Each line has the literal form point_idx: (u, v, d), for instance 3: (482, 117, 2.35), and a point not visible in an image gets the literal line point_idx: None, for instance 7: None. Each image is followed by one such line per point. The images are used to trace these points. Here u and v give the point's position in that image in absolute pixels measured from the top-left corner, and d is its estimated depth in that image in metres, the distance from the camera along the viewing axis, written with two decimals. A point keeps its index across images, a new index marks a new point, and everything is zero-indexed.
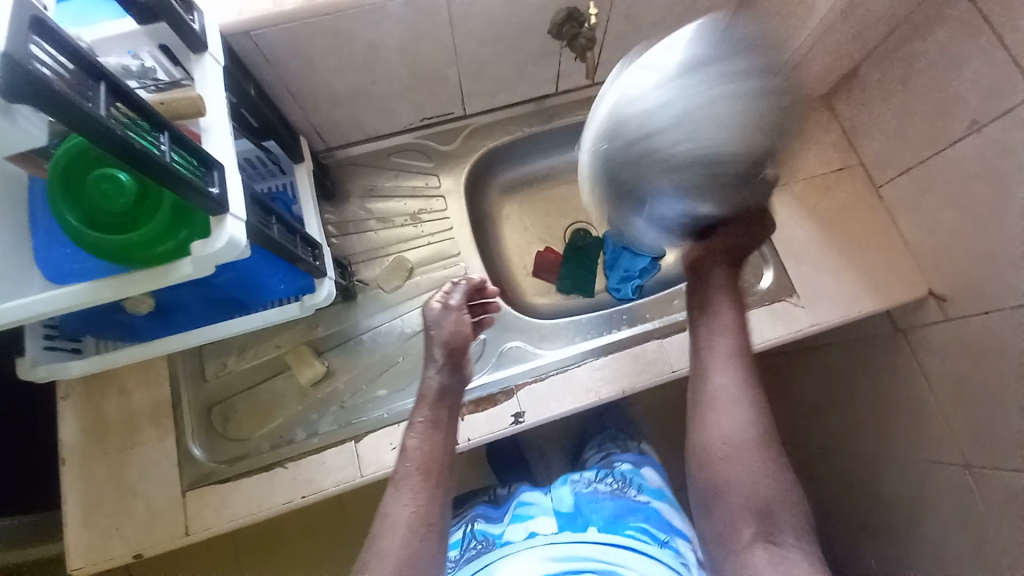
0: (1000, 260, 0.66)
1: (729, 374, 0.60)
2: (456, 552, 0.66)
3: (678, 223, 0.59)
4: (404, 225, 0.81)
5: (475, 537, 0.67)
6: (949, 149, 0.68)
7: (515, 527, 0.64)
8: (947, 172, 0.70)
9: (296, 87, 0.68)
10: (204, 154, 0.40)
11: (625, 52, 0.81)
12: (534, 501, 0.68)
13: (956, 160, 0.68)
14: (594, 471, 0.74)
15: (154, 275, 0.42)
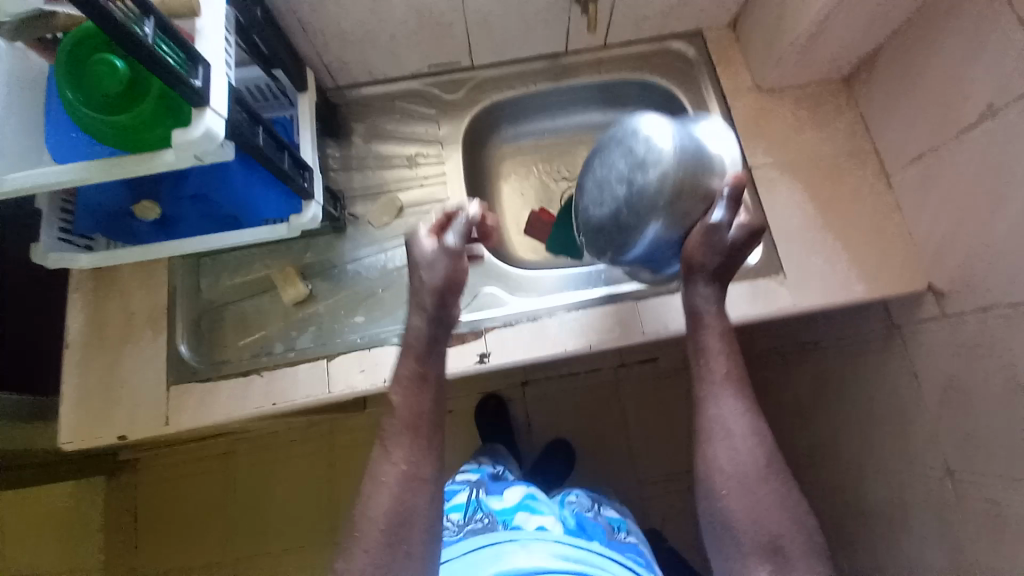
0: (1002, 256, 0.63)
1: (737, 398, 0.56)
2: (457, 518, 0.69)
3: (662, 252, 0.63)
4: (401, 166, 0.83)
5: (479, 512, 0.70)
6: (961, 137, 0.65)
7: (521, 513, 0.69)
8: (958, 161, 0.66)
9: (307, 19, 0.71)
10: (191, 49, 0.44)
11: (635, 14, 0.80)
12: (542, 501, 0.72)
13: (966, 148, 0.64)
14: (591, 500, 0.78)
15: (143, 160, 0.47)
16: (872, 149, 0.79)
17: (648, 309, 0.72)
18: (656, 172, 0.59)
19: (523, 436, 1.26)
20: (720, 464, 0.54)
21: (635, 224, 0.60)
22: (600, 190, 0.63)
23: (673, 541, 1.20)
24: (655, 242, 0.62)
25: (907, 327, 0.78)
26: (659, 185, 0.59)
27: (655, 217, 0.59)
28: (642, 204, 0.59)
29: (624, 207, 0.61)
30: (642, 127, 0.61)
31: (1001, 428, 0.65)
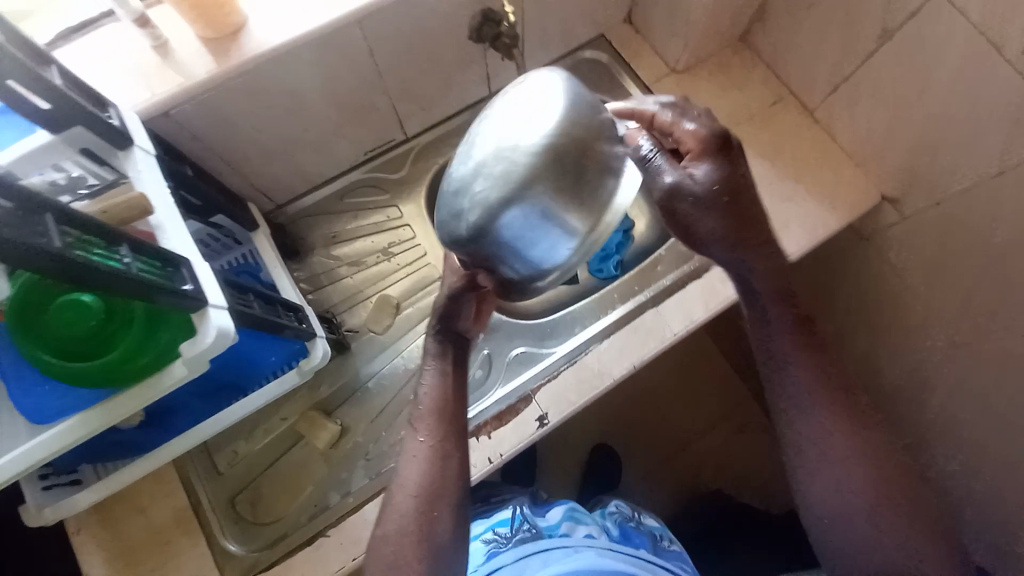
0: (938, 147, 0.68)
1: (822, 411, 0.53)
2: (505, 530, 0.65)
3: (543, 250, 0.43)
4: (378, 261, 0.81)
5: (523, 522, 0.66)
6: (867, 62, 0.70)
7: (567, 525, 0.65)
8: (869, 82, 0.72)
9: (231, 150, 0.65)
10: (167, 253, 0.39)
11: (541, 39, 0.81)
12: (584, 511, 0.69)
13: (874, 69, 0.70)
14: (630, 508, 0.75)
15: (143, 389, 0.41)
16: (790, 94, 0.85)
17: (671, 310, 0.73)
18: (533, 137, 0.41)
19: (561, 455, 1.22)
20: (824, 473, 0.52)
21: (513, 226, 0.42)
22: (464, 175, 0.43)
23: (741, 495, 1.20)
24: (537, 187, 0.41)
25: (876, 234, 0.83)
26: (528, 178, 0.41)
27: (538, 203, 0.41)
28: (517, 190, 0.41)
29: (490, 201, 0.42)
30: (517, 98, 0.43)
31: (991, 289, 0.69)
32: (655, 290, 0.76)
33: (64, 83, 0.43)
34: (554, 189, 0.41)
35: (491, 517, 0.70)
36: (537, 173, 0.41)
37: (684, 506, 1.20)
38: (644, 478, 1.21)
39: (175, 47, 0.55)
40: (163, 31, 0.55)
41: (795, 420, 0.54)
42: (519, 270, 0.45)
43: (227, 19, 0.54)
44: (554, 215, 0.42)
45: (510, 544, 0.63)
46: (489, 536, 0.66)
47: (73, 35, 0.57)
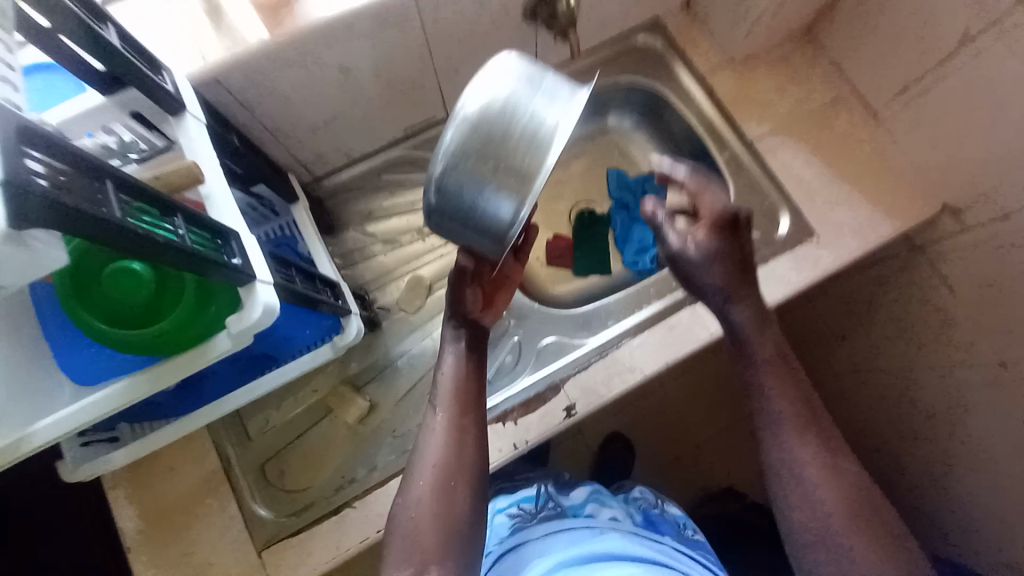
0: (1019, 160, 0.63)
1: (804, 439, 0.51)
2: (530, 507, 0.66)
3: (481, 227, 0.45)
4: (412, 241, 0.80)
5: (547, 501, 0.67)
6: (947, 60, 0.65)
7: (591, 507, 0.66)
8: (947, 83, 0.66)
9: (273, 121, 0.64)
10: (216, 224, 0.39)
11: (593, 19, 0.77)
12: (609, 495, 0.70)
13: (955, 69, 0.65)
14: (655, 495, 0.75)
15: (188, 360, 0.41)
16: (851, 90, 0.79)
17: (710, 309, 0.71)
18: (464, 120, 0.42)
19: (574, 443, 1.22)
20: (791, 477, 0.50)
21: (448, 203, 0.45)
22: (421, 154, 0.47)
23: (753, 497, 1.19)
24: (463, 165, 0.43)
25: (928, 247, 0.78)
26: (455, 162, 0.43)
27: (468, 185, 0.43)
28: (445, 172, 0.43)
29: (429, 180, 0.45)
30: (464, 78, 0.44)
31: None
32: None
33: (122, 44, 0.41)
34: (482, 170, 0.43)
35: (516, 494, 0.71)
36: (462, 157, 0.43)
37: (692, 503, 1.19)
38: (654, 470, 1.20)
39: (226, 10, 0.53)
40: None
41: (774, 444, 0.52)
42: (475, 244, 0.47)
43: None
44: (478, 187, 0.43)
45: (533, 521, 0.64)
46: (513, 511, 0.67)
47: None
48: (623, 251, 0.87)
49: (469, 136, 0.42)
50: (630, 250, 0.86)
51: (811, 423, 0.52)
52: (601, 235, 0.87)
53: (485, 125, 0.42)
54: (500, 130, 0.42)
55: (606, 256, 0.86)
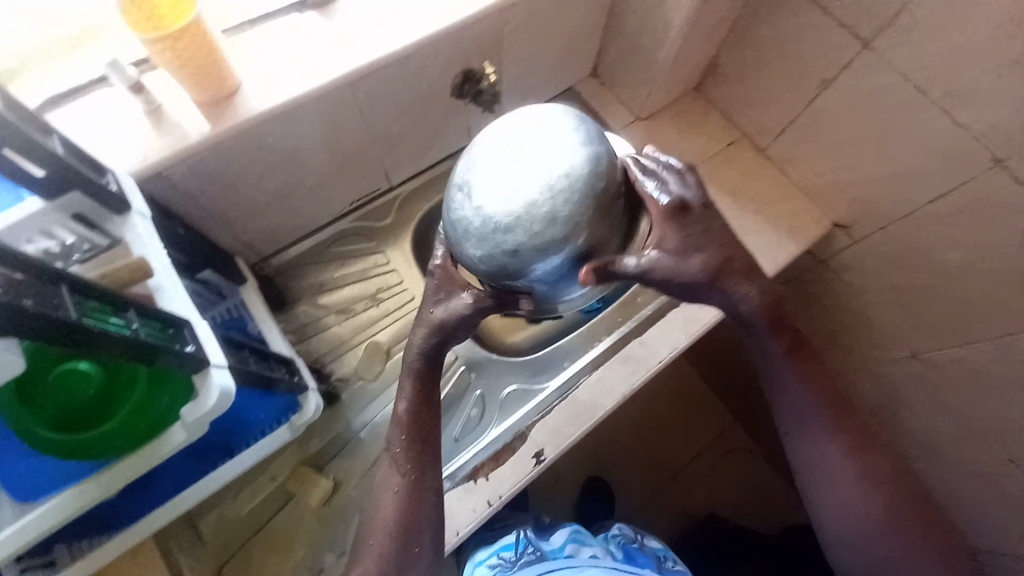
0: (884, 180, 0.75)
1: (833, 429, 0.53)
2: (510, 554, 0.65)
3: (552, 279, 0.49)
4: (367, 308, 0.81)
5: (528, 545, 0.67)
6: (811, 107, 0.78)
7: (572, 546, 0.66)
8: (814, 125, 0.80)
9: (221, 206, 0.65)
10: (171, 315, 0.39)
11: (516, 93, 0.86)
12: (587, 532, 0.69)
13: (818, 114, 0.78)
14: (633, 530, 0.75)
15: (144, 455, 0.40)
16: (742, 135, 0.93)
17: (655, 339, 0.77)
18: (569, 180, 0.45)
19: (553, 491, 1.20)
20: (821, 471, 0.54)
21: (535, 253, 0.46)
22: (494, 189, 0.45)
23: (733, 515, 1.21)
24: (560, 221, 0.45)
25: (831, 258, 0.90)
26: (552, 217, 0.45)
27: (563, 241, 0.46)
28: (541, 223, 0.45)
29: (517, 226, 0.45)
30: (561, 136, 0.46)
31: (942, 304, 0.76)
32: (637, 321, 0.79)
33: (66, 152, 0.43)
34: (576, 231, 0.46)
35: (495, 542, 0.70)
36: (562, 211, 0.45)
37: (676, 533, 1.19)
38: (637, 506, 1.20)
39: (168, 110, 0.56)
40: (156, 94, 0.57)
41: (809, 438, 0.54)
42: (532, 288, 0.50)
43: (225, 84, 0.56)
44: (545, 250, 0.46)
45: (516, 567, 0.63)
46: (494, 560, 0.66)
47: (63, 100, 0.56)
48: None
49: (573, 193, 0.45)
50: None
51: (842, 412, 0.54)
52: None
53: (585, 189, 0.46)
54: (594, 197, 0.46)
55: None
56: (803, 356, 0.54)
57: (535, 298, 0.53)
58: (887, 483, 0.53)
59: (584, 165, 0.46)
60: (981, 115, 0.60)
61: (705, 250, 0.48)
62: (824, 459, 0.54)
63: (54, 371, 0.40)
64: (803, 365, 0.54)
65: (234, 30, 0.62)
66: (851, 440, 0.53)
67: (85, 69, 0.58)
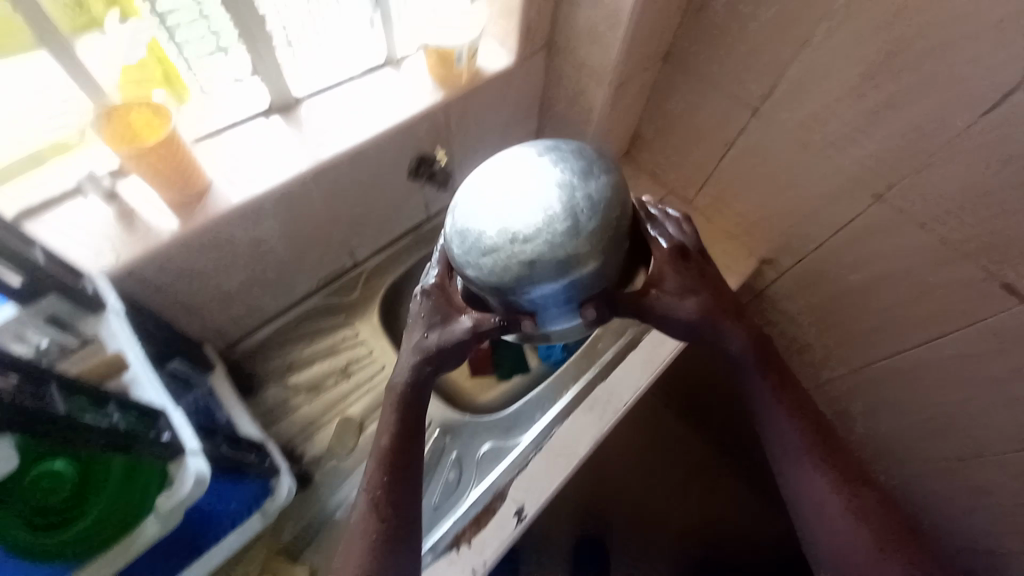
0: (795, 217, 0.87)
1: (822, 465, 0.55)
2: None
3: (565, 304, 0.47)
4: (337, 383, 0.83)
5: None
6: (723, 164, 0.91)
7: None
8: (729, 178, 0.92)
9: (190, 295, 0.67)
10: (148, 406, 0.43)
11: (468, 170, 0.96)
12: None
13: (730, 168, 0.91)
14: None
15: (121, 548, 0.43)
16: (671, 191, 1.05)
17: (620, 381, 0.81)
18: (589, 202, 0.45)
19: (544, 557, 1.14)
20: (805, 497, 0.55)
21: (552, 271, 0.44)
22: (514, 207, 0.45)
23: (725, 556, 1.20)
24: (580, 240, 0.44)
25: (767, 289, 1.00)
26: (572, 236, 0.44)
27: (580, 261, 0.44)
28: (561, 241, 0.43)
29: (536, 241, 0.43)
30: (583, 164, 0.47)
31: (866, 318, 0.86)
32: (599, 366, 0.84)
33: (47, 260, 0.45)
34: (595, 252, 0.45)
35: None
36: (581, 230, 0.44)
37: None
38: (630, 560, 1.17)
39: (140, 213, 0.61)
40: (131, 201, 0.61)
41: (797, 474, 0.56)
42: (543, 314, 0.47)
43: (195, 186, 0.61)
44: (559, 265, 0.44)
45: None
46: None
47: (40, 210, 0.59)
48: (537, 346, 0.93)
49: (592, 214, 0.44)
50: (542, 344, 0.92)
51: (828, 447, 0.56)
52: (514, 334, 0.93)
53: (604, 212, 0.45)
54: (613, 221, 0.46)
55: (522, 356, 0.93)
56: (784, 387, 0.57)
57: (538, 326, 0.49)
58: (876, 518, 0.54)
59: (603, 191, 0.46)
60: (853, 158, 0.73)
61: (700, 293, 0.54)
62: (813, 496, 0.55)
63: (26, 474, 0.37)
64: (787, 400, 0.57)
65: (202, 135, 0.68)
66: (839, 474, 0.55)
67: (58, 178, 0.60)
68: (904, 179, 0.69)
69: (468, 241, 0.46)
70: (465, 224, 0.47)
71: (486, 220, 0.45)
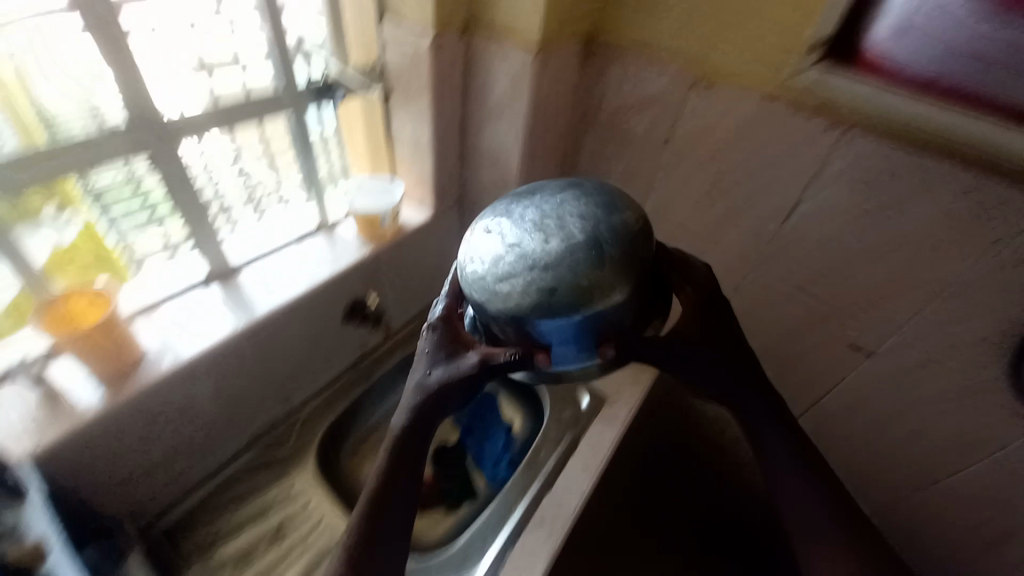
0: None
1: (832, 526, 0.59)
2: None
3: (582, 334, 0.49)
4: (268, 547, 0.77)
5: None
6: None
7: None
8: None
9: (113, 470, 0.66)
10: None
11: (402, 305, 1.06)
12: None
13: None
14: None
15: None
16: None
17: (565, 488, 0.83)
18: (610, 235, 0.50)
19: None
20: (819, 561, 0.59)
21: (571, 296, 0.47)
22: (538, 238, 0.49)
23: None
24: (601, 270, 0.48)
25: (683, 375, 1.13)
26: (593, 266, 0.48)
27: (600, 291, 0.47)
28: (583, 270, 0.47)
29: (557, 269, 0.47)
30: (607, 203, 0.52)
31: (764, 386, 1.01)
32: (544, 476, 0.88)
33: None
34: (615, 281, 0.48)
35: None
36: (603, 263, 0.48)
37: None
38: None
39: (64, 392, 0.63)
40: (59, 382, 0.63)
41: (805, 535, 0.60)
42: (558, 344, 0.49)
43: (130, 357, 0.66)
44: (581, 296, 0.47)
45: None
46: None
47: None
48: (484, 468, 0.97)
49: (613, 248, 0.49)
50: (488, 465, 0.97)
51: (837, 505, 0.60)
52: (459, 460, 0.98)
53: (625, 245, 0.49)
54: (635, 255, 0.50)
55: (469, 480, 0.95)
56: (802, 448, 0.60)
57: (552, 361, 0.50)
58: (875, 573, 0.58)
59: (624, 228, 0.50)
60: (710, 262, 0.94)
61: (715, 336, 0.59)
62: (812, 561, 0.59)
63: None
64: (801, 463, 0.60)
65: (138, 310, 0.73)
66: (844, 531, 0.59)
67: None
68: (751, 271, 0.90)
69: (492, 266, 0.50)
70: (490, 250, 0.51)
71: (512, 246, 0.50)
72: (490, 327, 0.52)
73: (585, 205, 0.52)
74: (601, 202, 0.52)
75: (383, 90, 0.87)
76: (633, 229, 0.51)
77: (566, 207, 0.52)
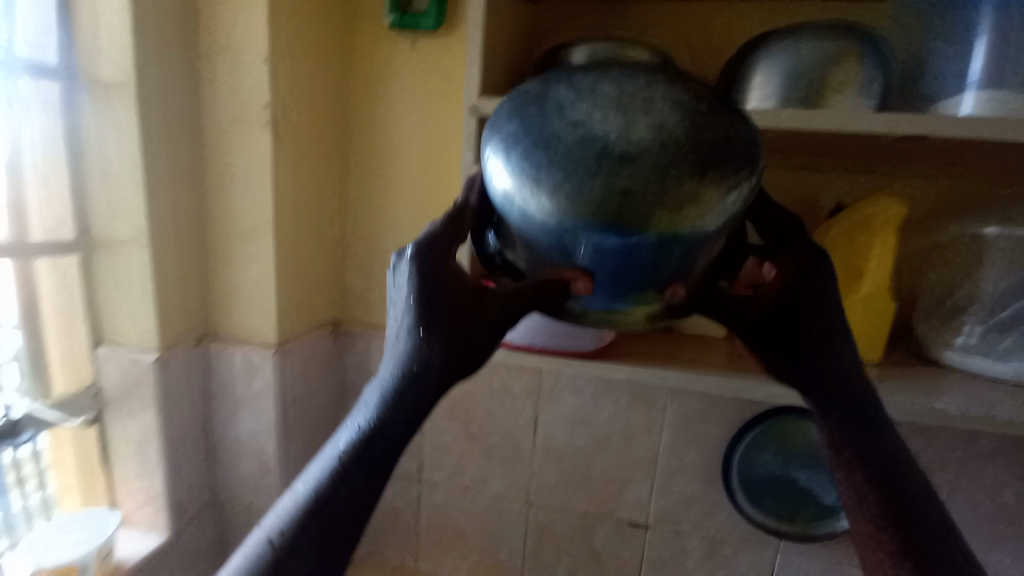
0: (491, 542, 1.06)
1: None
2: None
3: (633, 269, 0.35)
4: None
5: None
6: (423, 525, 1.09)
7: None
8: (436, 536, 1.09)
9: None
10: None
11: None
12: None
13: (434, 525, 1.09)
14: None
15: None
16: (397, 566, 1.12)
17: None
18: (705, 136, 0.33)
19: None
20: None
21: (632, 217, 0.32)
22: (598, 121, 0.33)
23: None
24: (685, 180, 0.31)
25: None
26: (677, 168, 0.31)
27: (680, 215, 0.32)
28: (663, 171, 0.31)
29: (625, 169, 0.31)
30: (700, 99, 0.35)
31: None
32: None
33: None
34: (700, 198, 0.32)
35: None
36: (690, 169, 0.31)
37: None
38: None
39: None
40: None
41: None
42: (595, 278, 0.36)
43: None
44: (656, 212, 0.32)
45: None
46: None
47: None
48: None
49: (707, 148, 0.32)
50: None
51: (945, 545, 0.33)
52: None
53: (721, 151, 0.33)
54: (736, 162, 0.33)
55: None
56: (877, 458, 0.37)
57: (584, 294, 0.37)
58: None
59: (722, 132, 0.33)
60: (494, 486, 1.04)
61: (794, 299, 0.41)
62: None
63: None
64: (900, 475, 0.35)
65: None
66: None
67: None
68: (530, 485, 1.02)
69: (532, 152, 0.34)
70: (530, 131, 0.34)
71: (563, 128, 0.33)
72: (515, 246, 0.38)
73: (665, 91, 0.34)
74: (687, 95, 0.34)
75: (91, 417, 0.80)
76: (735, 130, 0.34)
77: (642, 87, 0.34)
